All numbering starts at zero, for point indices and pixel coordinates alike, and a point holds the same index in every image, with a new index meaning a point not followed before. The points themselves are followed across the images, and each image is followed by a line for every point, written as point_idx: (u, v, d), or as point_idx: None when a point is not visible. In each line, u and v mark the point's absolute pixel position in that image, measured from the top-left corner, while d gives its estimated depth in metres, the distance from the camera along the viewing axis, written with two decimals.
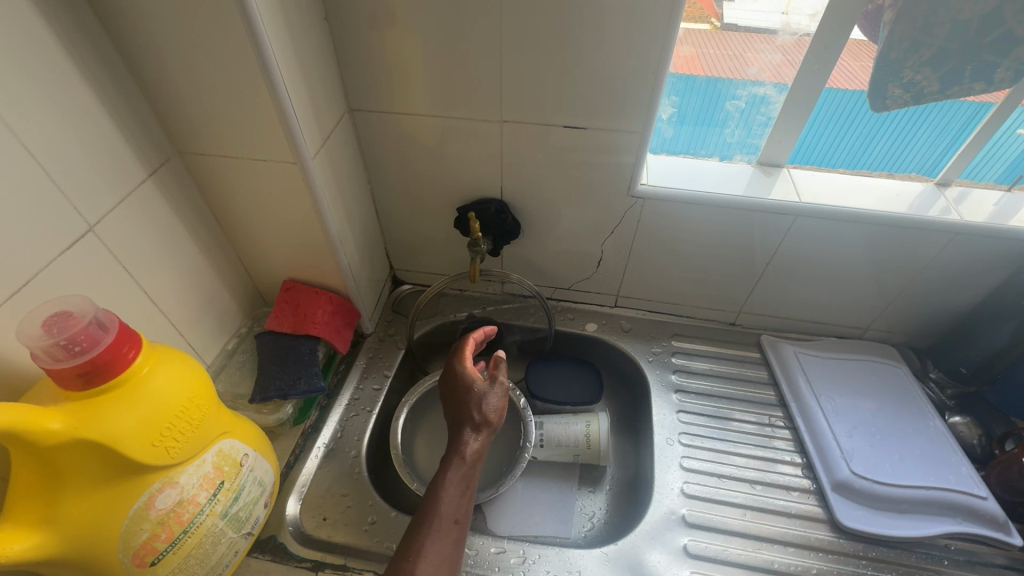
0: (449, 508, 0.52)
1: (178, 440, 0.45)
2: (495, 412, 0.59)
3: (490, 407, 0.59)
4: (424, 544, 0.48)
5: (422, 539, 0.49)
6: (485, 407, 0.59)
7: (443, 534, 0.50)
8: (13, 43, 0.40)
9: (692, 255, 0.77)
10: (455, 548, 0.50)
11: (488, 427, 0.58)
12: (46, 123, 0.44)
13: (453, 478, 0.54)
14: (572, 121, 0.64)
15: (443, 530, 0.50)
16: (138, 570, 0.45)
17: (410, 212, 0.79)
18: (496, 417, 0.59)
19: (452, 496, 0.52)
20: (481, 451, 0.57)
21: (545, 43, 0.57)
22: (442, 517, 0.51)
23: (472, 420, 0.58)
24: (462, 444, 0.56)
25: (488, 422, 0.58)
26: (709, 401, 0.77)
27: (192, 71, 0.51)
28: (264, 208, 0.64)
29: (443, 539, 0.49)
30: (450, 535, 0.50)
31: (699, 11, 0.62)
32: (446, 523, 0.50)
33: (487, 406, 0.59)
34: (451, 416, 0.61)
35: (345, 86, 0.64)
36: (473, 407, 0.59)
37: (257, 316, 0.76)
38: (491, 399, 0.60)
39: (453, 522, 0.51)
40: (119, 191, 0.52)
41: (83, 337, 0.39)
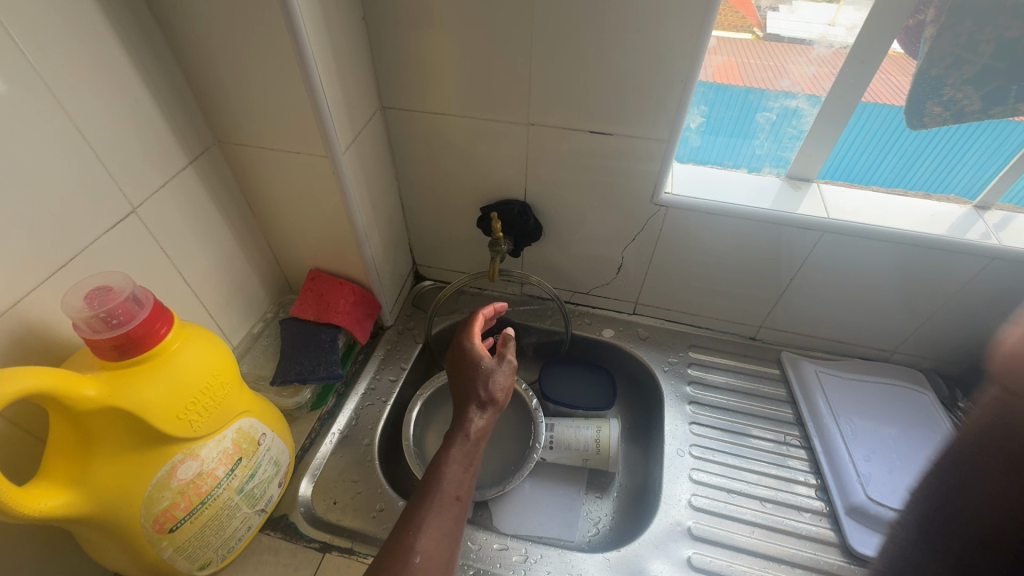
0: (452, 483, 0.53)
1: (202, 413, 0.47)
2: (501, 391, 0.61)
3: (497, 386, 0.61)
4: (425, 518, 0.50)
5: (424, 513, 0.50)
6: (492, 386, 0.60)
7: (444, 508, 0.51)
8: (73, 34, 0.43)
9: (714, 267, 0.76)
10: (456, 523, 0.51)
11: (493, 406, 0.59)
12: (97, 109, 0.47)
13: (457, 454, 0.55)
14: (598, 126, 0.64)
15: (445, 504, 0.51)
16: (157, 536, 0.47)
17: (434, 210, 0.81)
18: (502, 396, 0.61)
19: (456, 472, 0.54)
20: (485, 429, 0.58)
21: (575, 48, 0.58)
22: (444, 491, 0.52)
23: (478, 398, 0.59)
24: (467, 421, 0.57)
25: (494, 401, 0.60)
26: (723, 415, 0.76)
27: (235, 64, 0.53)
28: (295, 198, 0.66)
29: (445, 513, 0.51)
30: (451, 511, 0.51)
31: (742, 19, 0.61)
32: (448, 498, 0.52)
33: (493, 385, 0.60)
34: (458, 394, 0.62)
35: (379, 84, 0.66)
36: (479, 384, 0.60)
37: (283, 302, 0.78)
38: (498, 377, 0.61)
39: (455, 498, 0.52)
40: (161, 176, 0.55)
41: (121, 312, 0.42)
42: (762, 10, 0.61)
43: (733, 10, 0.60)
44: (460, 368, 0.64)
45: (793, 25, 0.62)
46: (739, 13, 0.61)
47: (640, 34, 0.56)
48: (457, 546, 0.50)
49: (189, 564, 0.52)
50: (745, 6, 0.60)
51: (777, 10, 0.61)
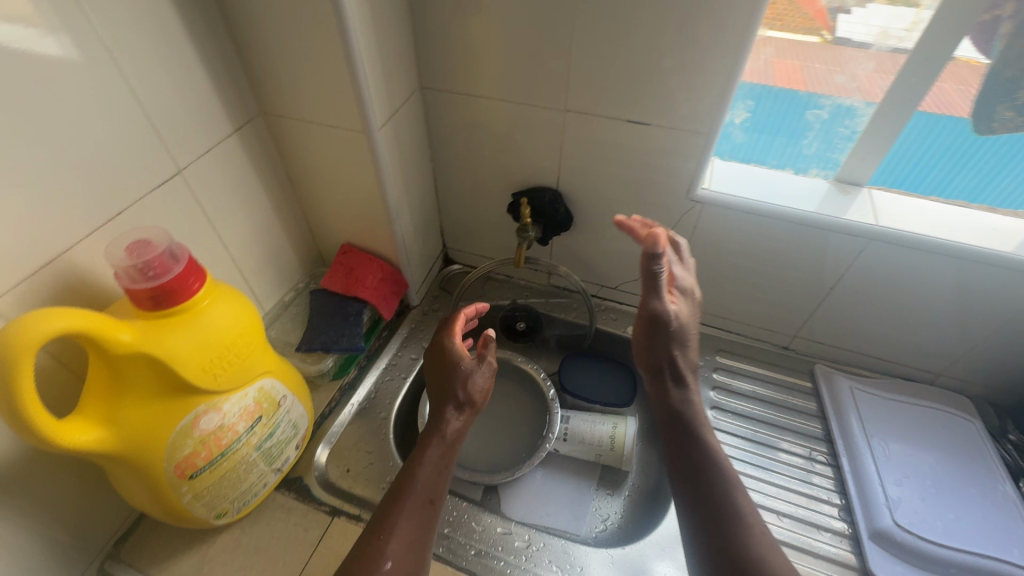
0: (425, 487, 0.55)
1: (225, 370, 0.49)
2: (479, 392, 0.64)
3: (475, 388, 0.64)
4: (396, 522, 0.52)
5: (394, 517, 0.52)
6: (470, 387, 0.63)
7: (416, 512, 0.53)
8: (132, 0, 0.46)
9: (749, 270, 0.74)
10: (427, 526, 0.54)
11: (470, 407, 0.63)
12: (153, 74, 0.50)
13: (432, 456, 0.58)
14: (636, 116, 0.63)
15: (418, 509, 0.54)
16: (178, 482, 0.49)
17: (467, 193, 0.81)
18: (479, 397, 0.64)
19: (428, 476, 0.56)
20: (461, 430, 0.61)
21: (618, 34, 0.57)
22: (416, 495, 0.55)
23: (456, 398, 0.62)
24: (445, 422, 0.61)
25: (471, 402, 0.63)
26: (746, 423, 0.73)
27: (281, 36, 0.55)
28: (331, 172, 0.68)
29: (416, 517, 0.53)
30: (422, 515, 0.54)
31: (810, 22, 0.60)
32: (419, 503, 0.54)
33: (472, 387, 0.63)
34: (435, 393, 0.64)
35: (420, 64, 0.67)
36: (457, 385, 0.63)
37: (315, 273, 0.81)
38: (476, 379, 0.64)
39: (427, 502, 0.55)
40: (207, 142, 0.57)
41: (158, 263, 0.44)
42: (833, 13, 0.59)
43: (800, 12, 0.58)
44: (439, 365, 0.66)
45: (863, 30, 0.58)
46: (806, 14, 0.59)
47: (686, 21, 0.54)
48: (427, 549, 0.53)
49: (207, 513, 0.54)
50: (814, 7, 0.58)
51: (848, 12, 0.58)
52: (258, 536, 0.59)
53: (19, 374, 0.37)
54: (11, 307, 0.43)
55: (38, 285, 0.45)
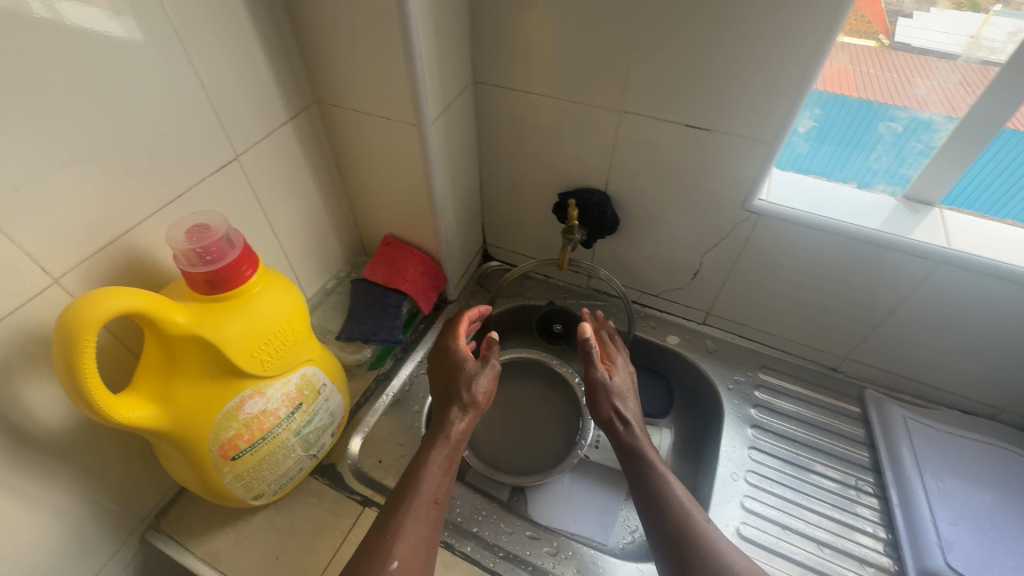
0: (431, 487, 0.57)
1: (272, 356, 0.50)
2: (483, 393, 0.64)
3: (479, 389, 0.63)
4: (403, 521, 0.54)
5: (401, 515, 0.54)
6: (474, 388, 0.63)
7: (422, 510, 0.55)
8: None
9: (801, 286, 0.70)
10: (433, 524, 0.56)
11: (475, 408, 0.63)
12: (217, 60, 0.50)
13: (438, 458, 0.59)
14: (696, 121, 0.60)
15: (424, 508, 0.55)
16: (221, 462, 0.51)
17: (511, 190, 0.80)
18: (483, 399, 0.63)
19: (434, 476, 0.57)
20: (465, 431, 0.62)
21: (685, 33, 0.54)
22: (423, 495, 0.56)
23: (460, 399, 0.62)
24: (449, 423, 0.61)
25: (475, 403, 0.63)
26: (788, 445, 0.70)
27: (341, 26, 0.55)
28: (380, 163, 0.68)
29: (421, 518, 0.55)
30: (428, 514, 0.55)
31: (868, 25, 0.55)
32: (425, 503, 0.55)
33: (476, 388, 0.63)
34: (441, 393, 0.65)
35: (474, 57, 0.66)
36: (461, 387, 0.63)
37: (357, 263, 0.81)
38: (480, 380, 0.64)
39: (432, 501, 0.56)
40: (264, 129, 0.58)
41: (215, 248, 0.44)
42: (891, 16, 0.56)
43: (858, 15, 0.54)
44: (443, 366, 0.67)
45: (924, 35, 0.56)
46: (865, 17, 0.54)
47: (760, 22, 0.51)
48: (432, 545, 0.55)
49: (245, 493, 0.55)
50: (873, 9, 0.55)
51: (908, 16, 0.56)
52: (291, 519, 0.60)
53: (82, 348, 0.38)
54: (76, 283, 0.44)
55: (101, 263, 0.46)
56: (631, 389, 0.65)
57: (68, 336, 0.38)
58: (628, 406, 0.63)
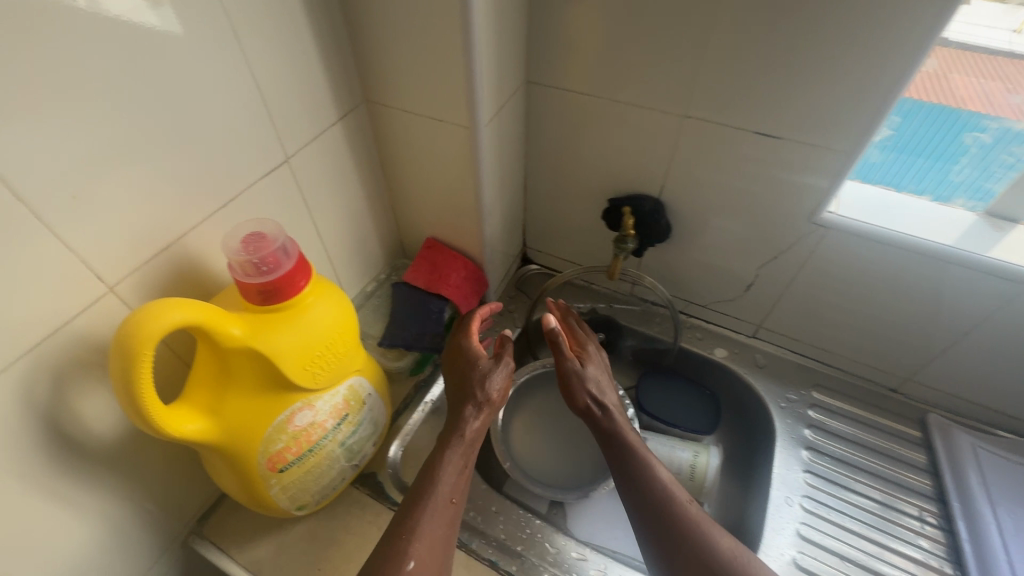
0: (447, 487, 0.54)
1: (323, 368, 0.48)
2: (498, 391, 0.61)
3: (493, 387, 0.61)
4: (419, 523, 0.51)
5: (418, 515, 0.51)
6: (488, 386, 0.60)
7: (440, 511, 0.53)
8: None
9: (865, 303, 0.67)
10: (449, 525, 0.53)
11: (489, 406, 0.59)
12: (273, 60, 0.48)
13: (453, 457, 0.56)
14: (766, 128, 0.57)
15: (441, 508, 0.53)
16: (268, 474, 0.49)
17: (557, 194, 0.77)
18: (498, 397, 0.61)
19: (452, 476, 0.55)
20: (481, 430, 0.59)
21: (762, 35, 0.51)
22: (440, 495, 0.53)
23: (474, 397, 0.60)
24: (464, 422, 0.58)
25: (490, 401, 0.60)
26: (844, 469, 0.67)
27: (397, 24, 0.52)
28: (427, 166, 0.66)
29: (437, 519, 0.52)
30: (445, 514, 0.53)
31: None
32: (441, 503, 0.53)
33: (490, 385, 0.60)
34: (454, 391, 0.62)
35: (529, 56, 0.64)
36: (475, 384, 0.60)
37: (396, 265, 0.80)
38: (495, 378, 0.61)
39: (450, 501, 0.54)
40: (315, 130, 0.56)
41: (271, 258, 0.43)
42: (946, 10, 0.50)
43: None
44: (457, 365, 0.64)
45: (959, 27, 0.52)
46: None
47: (848, 24, 0.47)
48: (449, 547, 0.53)
49: (289, 504, 0.54)
50: None
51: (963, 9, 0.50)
52: (332, 530, 0.59)
53: (140, 362, 0.37)
54: (131, 291, 0.43)
55: (155, 269, 0.44)
56: (603, 376, 0.63)
57: (127, 350, 0.37)
58: (604, 394, 0.61)
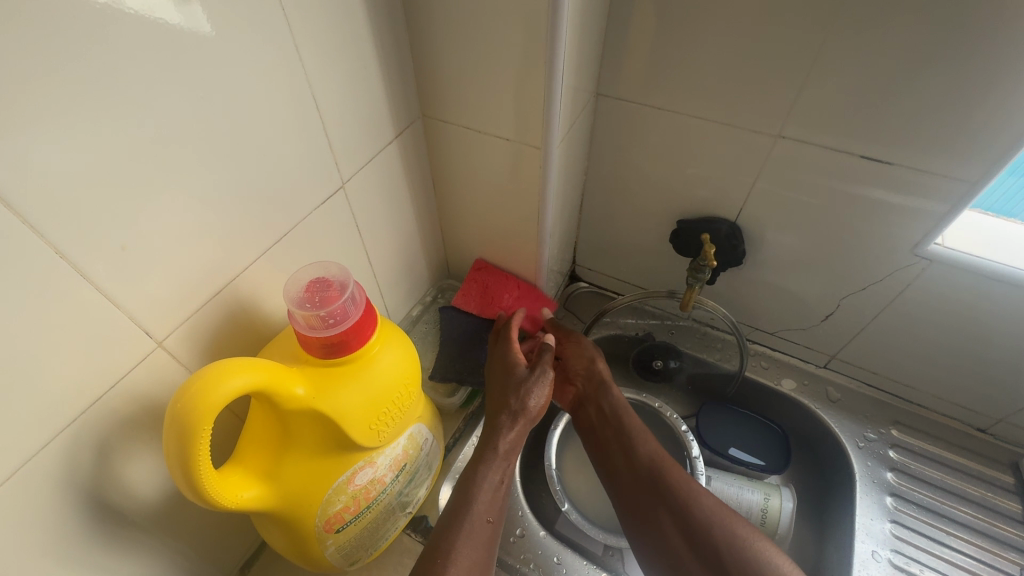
0: (484, 506, 0.50)
1: (387, 423, 0.44)
2: (537, 403, 0.56)
3: (532, 397, 0.56)
4: (454, 546, 0.46)
5: (453, 538, 0.47)
6: (525, 395, 0.55)
7: (478, 533, 0.48)
8: None
9: (962, 340, 0.61)
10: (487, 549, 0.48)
11: (525, 417, 0.55)
12: (333, 75, 0.43)
13: (488, 474, 0.52)
14: (872, 151, 0.51)
15: (478, 528, 0.48)
16: (324, 536, 0.45)
17: (617, 212, 0.72)
18: (535, 409, 0.55)
19: (487, 494, 0.50)
20: (515, 444, 0.54)
21: (881, 50, 0.45)
22: (476, 513, 0.49)
23: (509, 407, 0.55)
24: (499, 433, 0.54)
25: (525, 412, 0.55)
26: (934, 520, 0.62)
27: (468, 32, 0.47)
28: (485, 186, 0.60)
29: (473, 540, 0.47)
30: (481, 535, 0.48)
31: None
32: (477, 523, 0.48)
33: (528, 395, 0.55)
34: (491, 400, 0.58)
35: (601, 66, 0.58)
36: (512, 393, 0.56)
37: (442, 287, 0.75)
38: (534, 387, 0.56)
39: (486, 521, 0.49)
40: (372, 150, 0.51)
41: (336, 308, 0.38)
42: None
43: None
44: (495, 372, 0.60)
45: None
46: None
47: (990, 38, 0.41)
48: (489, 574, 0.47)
49: (342, 562, 0.50)
50: None
51: None
52: None
53: (197, 438, 0.33)
54: (179, 343, 0.38)
55: (205, 317, 0.40)
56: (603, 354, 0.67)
57: (182, 426, 0.32)
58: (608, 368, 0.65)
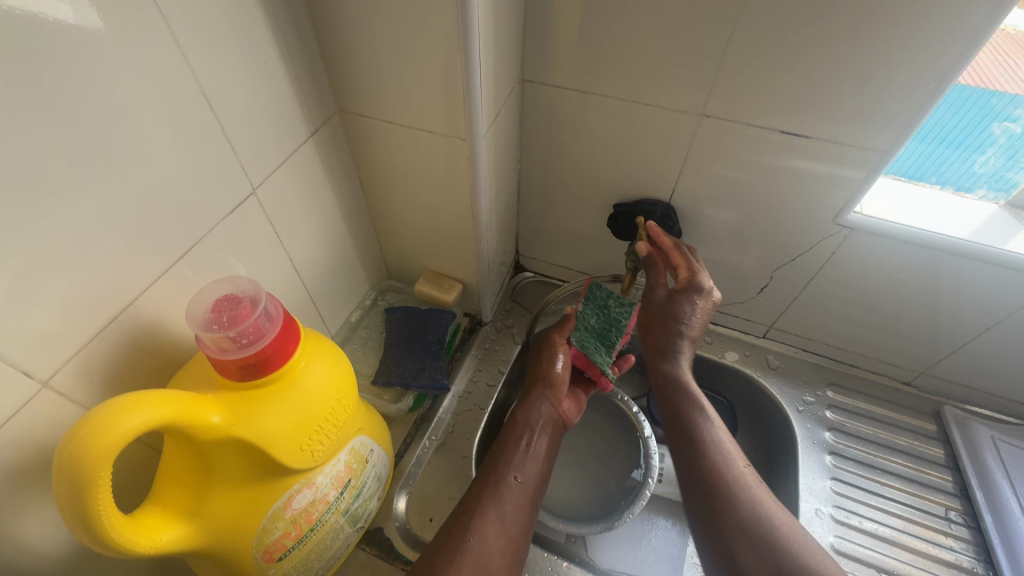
0: (514, 466, 0.56)
1: (323, 442, 0.41)
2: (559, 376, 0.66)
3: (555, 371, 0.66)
4: (484, 501, 0.52)
5: (484, 494, 0.53)
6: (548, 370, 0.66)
7: (507, 495, 0.53)
8: None
9: (883, 301, 0.64)
10: (519, 507, 0.53)
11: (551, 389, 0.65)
12: (229, 74, 0.40)
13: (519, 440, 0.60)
14: (791, 127, 0.52)
15: (506, 488, 0.54)
16: (265, 566, 0.42)
17: (555, 200, 0.71)
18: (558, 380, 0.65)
19: (520, 458, 0.58)
20: (545, 415, 0.63)
21: (790, 29, 0.46)
22: (506, 474, 0.55)
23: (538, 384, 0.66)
24: (532, 408, 0.64)
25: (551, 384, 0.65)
26: (869, 473, 0.66)
27: (378, 20, 0.44)
28: (414, 181, 0.58)
29: (502, 495, 0.53)
30: (512, 494, 0.53)
31: None
32: (510, 483, 0.54)
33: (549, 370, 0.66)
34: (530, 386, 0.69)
35: (524, 52, 0.57)
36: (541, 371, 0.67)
37: (382, 288, 0.72)
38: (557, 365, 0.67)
39: (516, 481, 0.55)
40: (283, 151, 0.47)
41: (250, 326, 0.35)
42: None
43: None
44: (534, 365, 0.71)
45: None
46: None
47: (886, 14, 0.43)
48: (518, 544, 0.50)
49: None
50: None
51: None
52: None
53: (94, 483, 0.29)
54: (71, 381, 0.35)
55: (100, 349, 0.36)
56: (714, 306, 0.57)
57: (75, 473, 0.29)
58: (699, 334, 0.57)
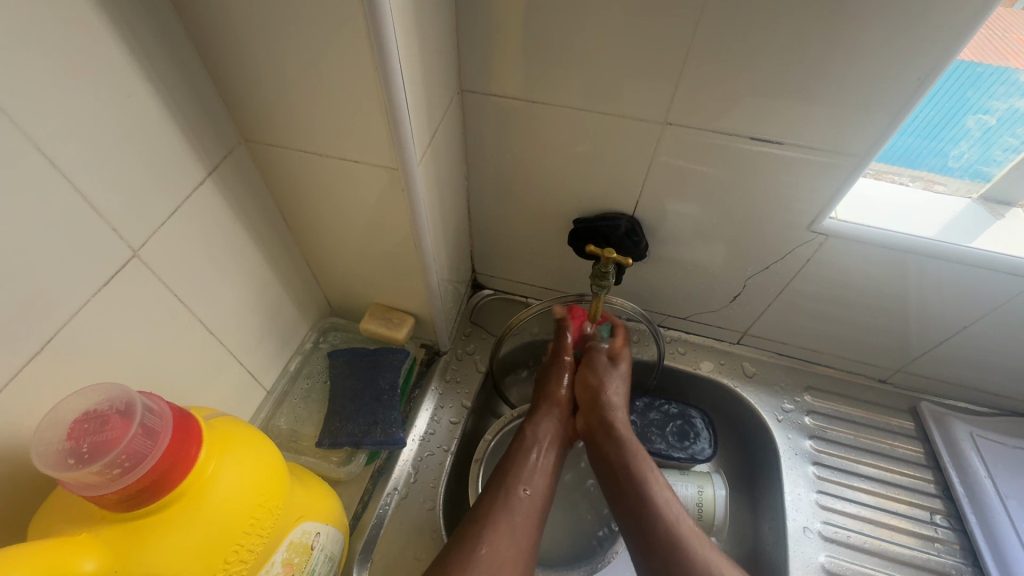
0: (521, 478, 0.54)
1: (246, 557, 0.34)
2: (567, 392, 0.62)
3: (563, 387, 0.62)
4: (493, 518, 0.49)
5: (493, 511, 0.50)
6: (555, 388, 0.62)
7: (517, 506, 0.51)
8: (32, 7, 0.27)
9: (858, 305, 0.61)
10: (528, 523, 0.51)
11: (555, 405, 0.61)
12: (77, 120, 0.31)
13: (526, 448, 0.57)
14: (760, 131, 0.48)
15: (515, 500, 0.52)
16: None
17: (509, 215, 0.65)
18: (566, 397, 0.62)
19: (528, 470, 0.55)
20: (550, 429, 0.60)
21: (755, 27, 0.41)
22: (513, 487, 0.53)
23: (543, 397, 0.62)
24: (536, 420, 0.60)
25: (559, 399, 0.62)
26: (853, 481, 0.64)
27: (273, 39, 0.36)
28: (345, 213, 0.50)
29: (513, 508, 0.51)
30: (520, 508, 0.51)
31: None
32: (518, 496, 0.52)
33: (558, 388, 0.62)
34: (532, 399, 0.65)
35: (459, 58, 0.49)
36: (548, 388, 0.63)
37: (323, 327, 0.65)
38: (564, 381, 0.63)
39: (525, 495, 0.52)
40: (173, 200, 0.39)
41: (125, 450, 0.28)
42: None
43: None
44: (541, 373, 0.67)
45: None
46: None
47: (860, 8, 0.38)
48: (528, 558, 0.49)
49: None
50: None
51: None
52: None
53: None
54: None
55: None
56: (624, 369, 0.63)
57: None
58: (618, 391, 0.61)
